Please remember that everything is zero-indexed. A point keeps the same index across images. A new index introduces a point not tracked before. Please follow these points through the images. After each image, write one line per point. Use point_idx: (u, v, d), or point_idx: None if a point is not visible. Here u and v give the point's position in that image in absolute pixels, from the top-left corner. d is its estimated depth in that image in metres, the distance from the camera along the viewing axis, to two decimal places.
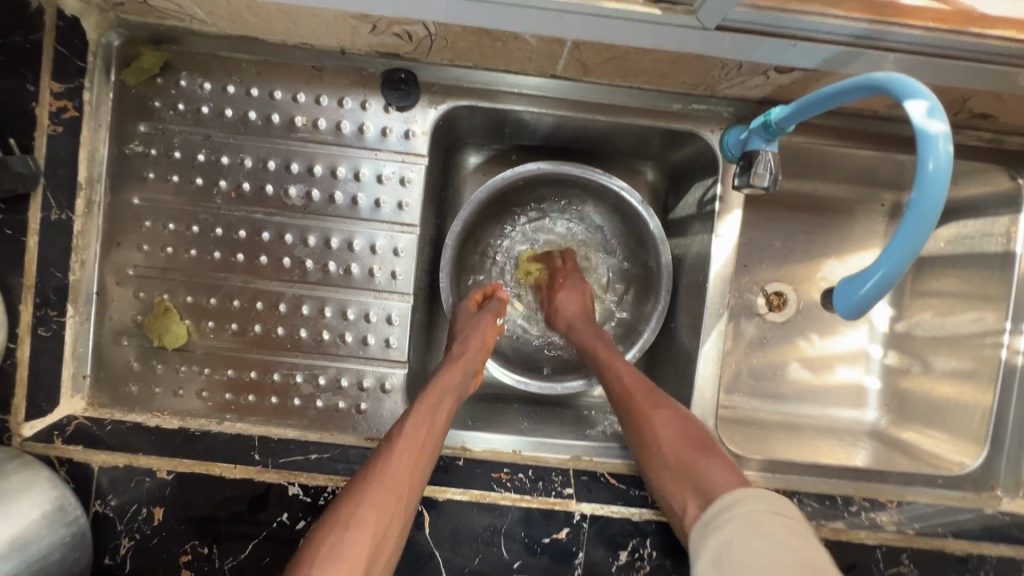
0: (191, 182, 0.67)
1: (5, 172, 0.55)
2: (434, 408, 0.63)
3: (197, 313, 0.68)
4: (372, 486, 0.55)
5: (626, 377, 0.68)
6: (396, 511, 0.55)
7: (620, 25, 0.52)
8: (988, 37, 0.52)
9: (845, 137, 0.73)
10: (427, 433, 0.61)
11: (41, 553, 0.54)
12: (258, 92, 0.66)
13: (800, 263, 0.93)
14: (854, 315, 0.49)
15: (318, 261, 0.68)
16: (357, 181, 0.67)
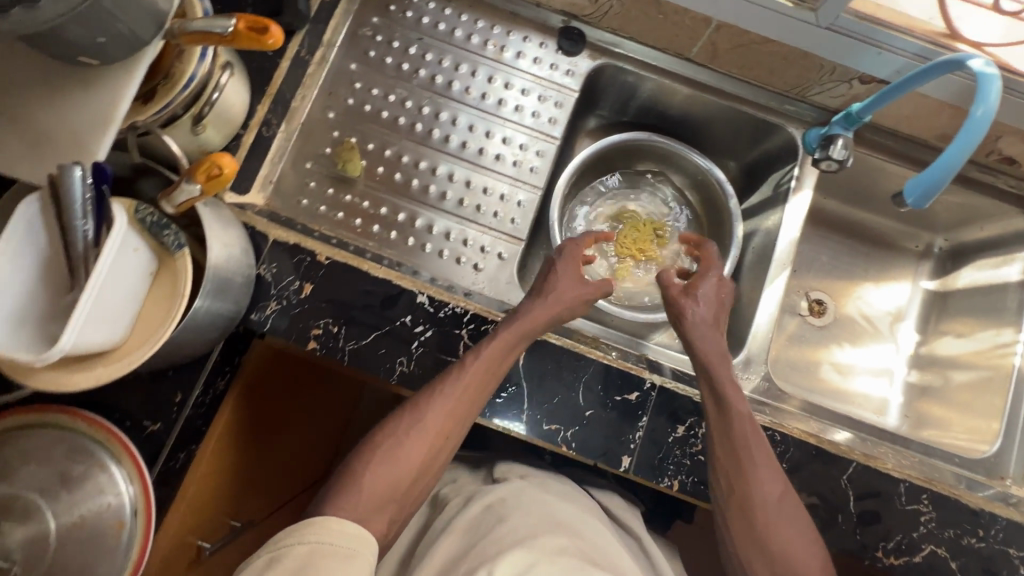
0: (399, 66, 0.86)
1: (294, 8, 0.76)
2: (489, 363, 0.69)
3: (372, 159, 0.84)
4: (426, 410, 0.67)
5: (733, 382, 0.71)
6: (443, 432, 0.68)
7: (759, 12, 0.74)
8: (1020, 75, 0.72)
9: (898, 162, 0.92)
10: (474, 384, 0.68)
11: (233, 268, 0.66)
12: (467, 18, 0.88)
13: (840, 279, 1.08)
14: (923, 202, 0.67)
15: (476, 146, 0.86)
16: (522, 96, 0.87)
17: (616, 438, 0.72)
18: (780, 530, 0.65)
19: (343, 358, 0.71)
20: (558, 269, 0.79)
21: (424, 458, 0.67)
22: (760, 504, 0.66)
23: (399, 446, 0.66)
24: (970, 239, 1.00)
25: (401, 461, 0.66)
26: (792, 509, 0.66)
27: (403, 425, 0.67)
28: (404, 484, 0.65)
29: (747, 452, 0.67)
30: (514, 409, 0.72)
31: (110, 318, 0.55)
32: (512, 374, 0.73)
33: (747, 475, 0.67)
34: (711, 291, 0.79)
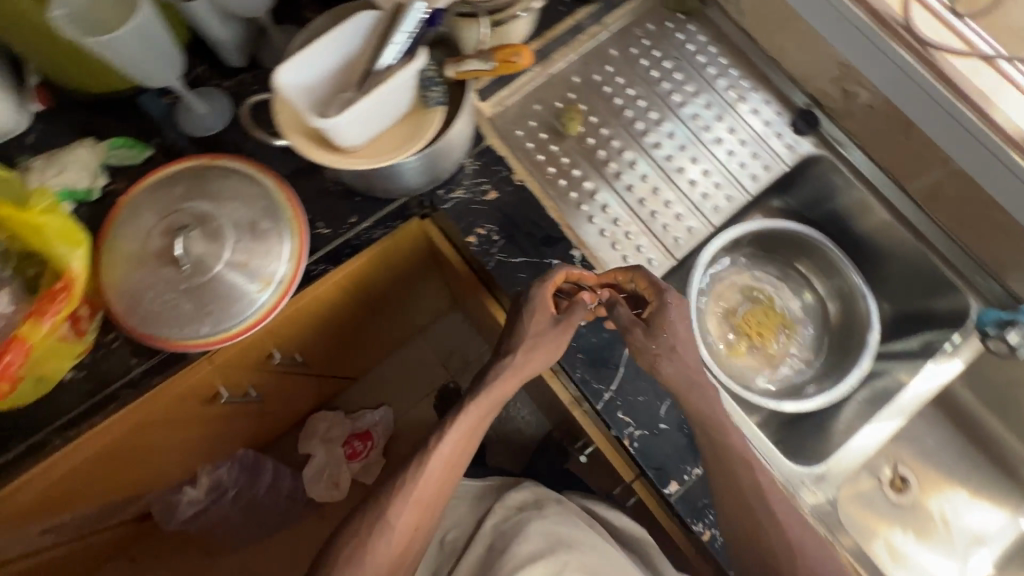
0: (649, 70, 0.95)
1: None
2: (456, 443, 0.75)
3: (588, 129, 0.92)
4: (410, 493, 0.72)
5: (698, 393, 0.69)
6: (427, 506, 0.74)
7: (999, 168, 0.73)
8: None
9: None
10: (447, 461, 0.74)
11: (457, 145, 0.76)
12: (725, 62, 0.96)
13: (933, 468, 1.02)
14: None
15: (678, 163, 0.92)
16: (738, 145, 0.93)
17: (674, 461, 0.73)
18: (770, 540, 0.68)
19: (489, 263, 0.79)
20: (536, 340, 0.72)
21: (406, 540, 0.73)
22: (749, 510, 0.68)
23: (380, 528, 0.71)
24: None
25: (390, 543, 0.71)
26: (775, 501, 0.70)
27: (389, 509, 0.72)
28: (395, 558, 0.72)
29: (728, 460, 0.69)
30: (602, 385, 0.75)
31: (367, 124, 0.66)
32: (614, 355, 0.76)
33: (733, 483, 0.68)
34: (666, 334, 0.68)
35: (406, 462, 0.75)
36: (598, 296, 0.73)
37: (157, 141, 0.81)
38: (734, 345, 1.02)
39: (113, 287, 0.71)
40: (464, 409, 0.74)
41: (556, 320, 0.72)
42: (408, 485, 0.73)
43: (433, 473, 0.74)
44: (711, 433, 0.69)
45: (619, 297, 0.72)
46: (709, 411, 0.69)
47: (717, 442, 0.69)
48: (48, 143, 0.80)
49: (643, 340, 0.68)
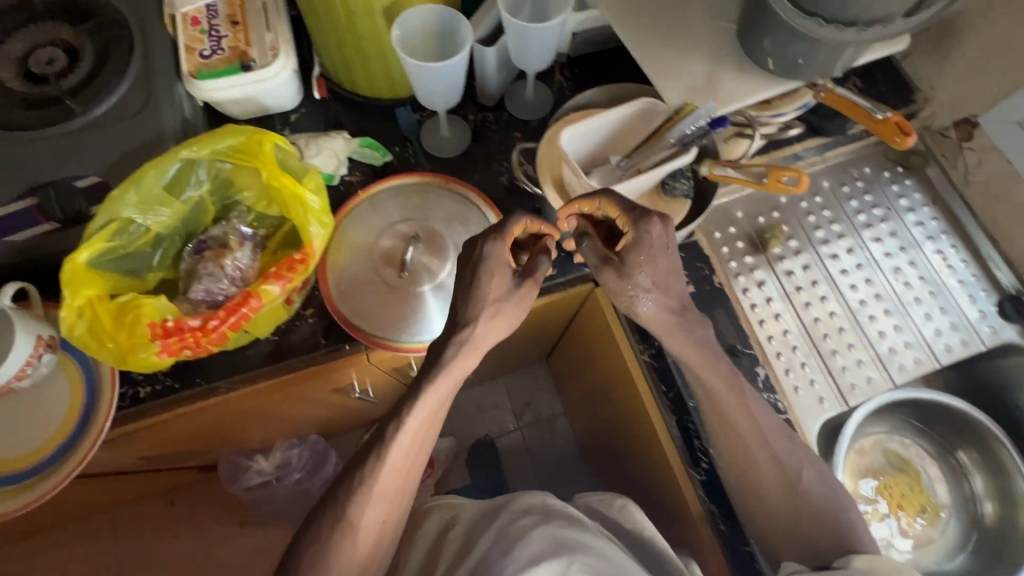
0: (858, 210, 0.94)
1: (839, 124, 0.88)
2: (424, 421, 0.67)
3: (785, 249, 0.91)
4: (371, 488, 0.65)
5: (681, 329, 0.70)
6: (394, 499, 0.67)
7: None
8: None
9: None
10: (411, 440, 0.66)
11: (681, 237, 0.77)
12: (937, 224, 0.94)
13: None
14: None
15: (870, 311, 0.90)
16: (936, 310, 0.90)
17: None
18: (780, 504, 0.73)
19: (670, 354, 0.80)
20: (499, 302, 0.66)
21: (374, 533, 0.66)
22: (758, 498, 0.74)
23: (352, 521, 0.65)
24: None
25: (359, 543, 0.65)
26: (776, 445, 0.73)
27: (350, 506, 0.65)
28: (365, 561, 0.65)
29: (739, 446, 0.74)
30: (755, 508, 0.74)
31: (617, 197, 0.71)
32: None
33: (741, 467, 0.75)
34: (640, 242, 0.63)
35: (362, 453, 0.68)
36: (580, 229, 0.70)
37: (397, 150, 0.87)
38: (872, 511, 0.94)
39: (335, 270, 0.77)
40: (426, 388, 0.66)
41: (516, 278, 0.67)
42: (371, 481, 0.65)
43: (392, 470, 0.66)
44: (732, 437, 0.74)
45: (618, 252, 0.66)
46: (684, 328, 0.70)
47: (732, 440, 0.74)
48: (304, 126, 0.88)
49: (640, 271, 0.65)
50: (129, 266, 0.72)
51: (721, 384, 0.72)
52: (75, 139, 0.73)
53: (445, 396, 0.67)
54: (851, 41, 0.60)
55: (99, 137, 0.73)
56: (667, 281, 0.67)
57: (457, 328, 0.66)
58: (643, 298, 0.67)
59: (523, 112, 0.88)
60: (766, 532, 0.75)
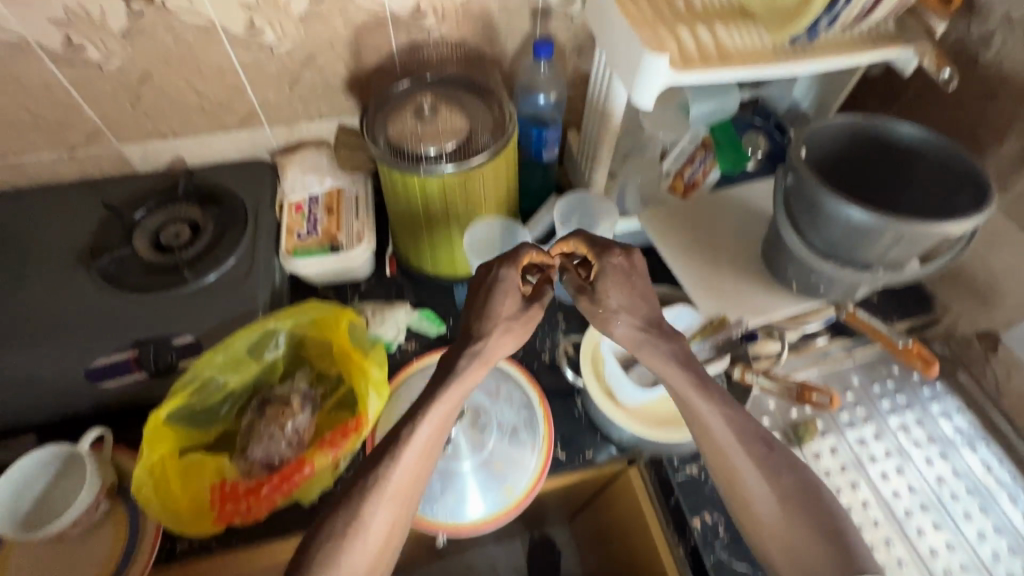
0: (891, 410, 0.95)
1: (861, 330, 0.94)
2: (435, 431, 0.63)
3: (821, 448, 0.91)
4: (379, 495, 0.60)
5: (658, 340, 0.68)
6: (400, 512, 0.61)
7: None
8: None
9: None
10: (420, 450, 0.62)
11: None
12: (975, 432, 0.94)
13: None
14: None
15: (916, 523, 0.86)
16: (989, 528, 0.86)
17: None
18: (786, 533, 0.61)
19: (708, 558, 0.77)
20: (508, 323, 0.67)
21: (383, 541, 0.60)
22: (762, 529, 0.63)
23: (355, 530, 0.58)
24: None
25: (367, 546, 0.58)
26: (772, 462, 0.63)
27: (360, 515, 0.59)
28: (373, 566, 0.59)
29: (733, 466, 0.63)
30: None
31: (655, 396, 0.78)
32: None
33: (735, 490, 0.64)
34: (627, 282, 0.69)
35: (368, 461, 0.62)
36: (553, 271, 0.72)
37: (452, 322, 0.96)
38: None
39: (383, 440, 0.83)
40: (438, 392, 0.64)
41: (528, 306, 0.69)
42: (373, 486, 0.60)
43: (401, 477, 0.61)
44: (721, 456, 0.64)
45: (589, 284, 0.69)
46: (657, 336, 0.68)
47: (722, 457, 0.64)
48: (372, 294, 0.99)
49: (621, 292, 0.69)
50: (199, 420, 0.78)
51: (697, 388, 0.64)
52: (185, 302, 0.85)
53: (449, 411, 0.64)
54: (864, 281, 0.69)
55: (203, 302, 0.85)
56: (647, 298, 0.69)
57: (473, 337, 0.67)
58: (616, 310, 0.68)
59: (567, 296, 0.99)
60: (778, 563, 0.62)
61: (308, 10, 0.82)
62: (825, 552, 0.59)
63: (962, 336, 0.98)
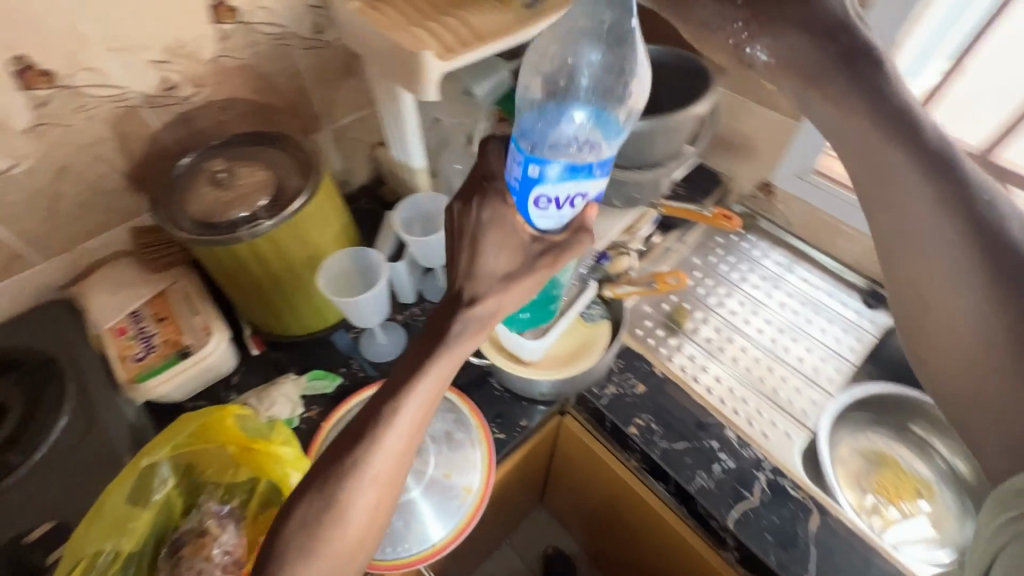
0: (730, 270, 1.15)
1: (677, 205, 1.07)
2: (424, 415, 0.57)
3: (695, 322, 1.07)
4: (352, 488, 0.53)
5: (938, 175, 0.57)
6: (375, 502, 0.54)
7: None
8: None
9: None
10: (414, 427, 0.56)
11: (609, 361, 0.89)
12: (788, 257, 1.17)
13: None
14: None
15: (781, 344, 1.06)
16: (824, 321, 1.09)
17: None
18: (959, 362, 0.58)
19: (654, 452, 0.85)
20: (508, 276, 0.59)
21: (375, 520, 0.54)
22: (927, 341, 0.61)
23: (312, 544, 0.52)
24: None
25: (343, 533, 0.53)
26: (1009, 276, 0.54)
27: (331, 507, 0.53)
28: (353, 555, 0.54)
29: (928, 287, 0.59)
30: (800, 568, 0.74)
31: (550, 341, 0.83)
32: (801, 535, 0.77)
33: (914, 284, 0.60)
34: (792, 61, 0.64)
35: (335, 455, 0.55)
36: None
37: (344, 369, 0.93)
38: (861, 500, 1.01)
39: None
40: (430, 361, 0.56)
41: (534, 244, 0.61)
42: (358, 467, 0.54)
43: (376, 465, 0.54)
44: (896, 245, 0.61)
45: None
46: (838, 71, 0.61)
47: (890, 199, 0.60)
48: (248, 383, 0.92)
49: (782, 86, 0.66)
50: None
51: (962, 212, 0.56)
52: (24, 490, 0.71)
53: (427, 393, 0.56)
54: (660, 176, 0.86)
55: (49, 478, 0.72)
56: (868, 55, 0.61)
57: (454, 303, 0.59)
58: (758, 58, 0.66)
59: (442, 296, 1.00)
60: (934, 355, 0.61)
61: (35, 119, 0.72)
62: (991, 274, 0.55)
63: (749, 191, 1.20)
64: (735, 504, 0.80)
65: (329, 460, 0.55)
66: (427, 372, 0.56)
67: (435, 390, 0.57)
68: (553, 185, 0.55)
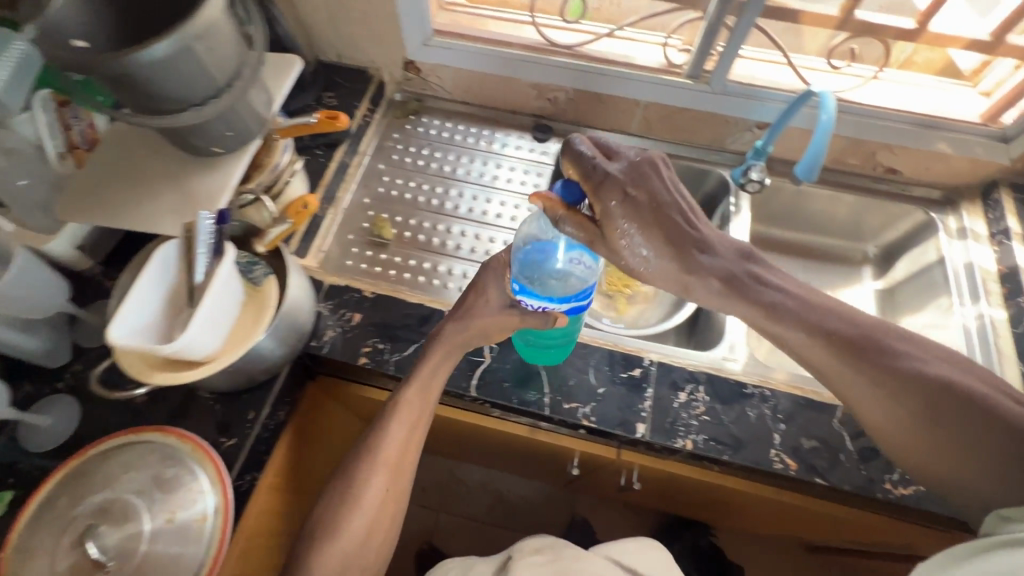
0: (415, 163, 1.15)
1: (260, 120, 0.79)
2: (412, 418, 0.78)
3: (399, 227, 1.07)
4: (376, 469, 0.76)
5: (778, 314, 0.70)
6: (390, 485, 0.77)
7: (655, 87, 1.05)
8: (865, 104, 1.04)
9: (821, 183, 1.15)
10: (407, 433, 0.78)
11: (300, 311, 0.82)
12: (462, 127, 1.20)
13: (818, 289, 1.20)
14: (815, 180, 0.89)
15: (480, 209, 1.10)
16: (510, 170, 1.14)
17: (629, 408, 0.82)
18: (919, 451, 0.68)
19: (389, 368, 0.84)
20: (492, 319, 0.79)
21: (383, 500, 0.76)
22: (880, 432, 0.71)
23: (353, 514, 0.73)
24: (893, 239, 1.18)
25: (365, 507, 0.74)
26: (893, 387, 0.67)
27: (361, 487, 0.75)
28: (371, 525, 0.75)
29: (862, 404, 0.70)
30: (537, 393, 0.83)
31: (212, 329, 0.71)
32: (531, 366, 0.85)
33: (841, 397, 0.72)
34: (678, 270, 0.70)
35: (362, 451, 0.77)
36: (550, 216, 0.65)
37: (13, 479, 0.75)
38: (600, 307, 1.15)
39: None
40: (427, 359, 0.79)
41: (507, 306, 0.80)
42: (372, 454, 0.77)
43: (392, 447, 0.77)
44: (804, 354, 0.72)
45: (592, 189, 0.64)
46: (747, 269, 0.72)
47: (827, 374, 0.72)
48: None
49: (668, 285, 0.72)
50: None
51: (854, 365, 0.69)
52: None
53: (422, 385, 0.79)
54: (224, 104, 0.71)
55: None
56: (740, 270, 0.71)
57: (454, 320, 0.80)
58: (644, 259, 0.69)
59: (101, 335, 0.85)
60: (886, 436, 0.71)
61: None
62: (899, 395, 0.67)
63: (400, 77, 1.18)
64: (472, 371, 0.85)
65: (359, 450, 0.78)
66: (421, 365, 0.80)
67: (437, 388, 0.81)
68: (530, 299, 0.75)
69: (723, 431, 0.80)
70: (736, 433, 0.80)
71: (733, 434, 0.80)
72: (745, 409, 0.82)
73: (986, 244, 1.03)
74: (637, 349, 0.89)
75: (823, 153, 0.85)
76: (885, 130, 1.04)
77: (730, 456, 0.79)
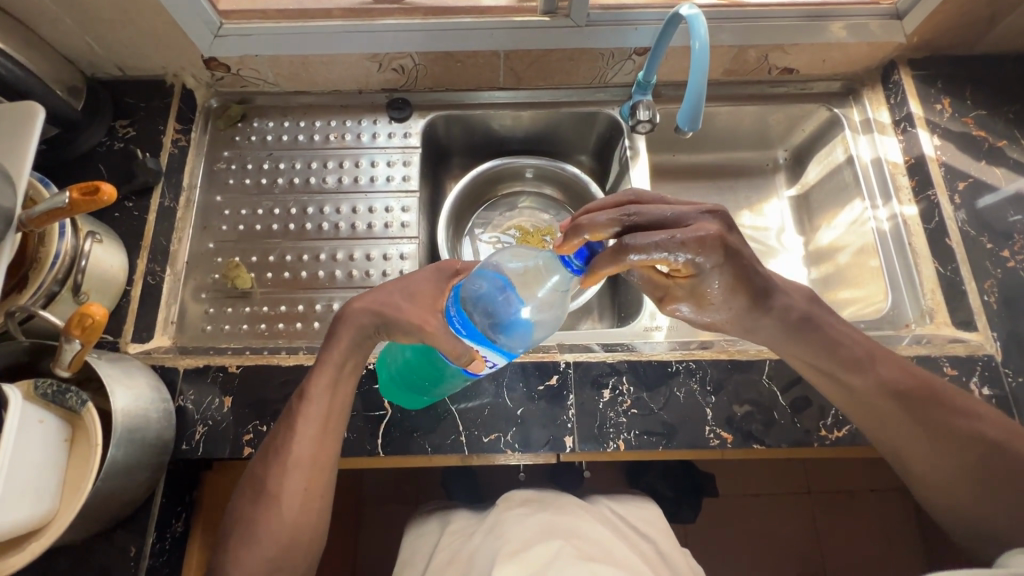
0: (258, 182, 0.95)
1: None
2: (322, 400, 0.66)
3: (258, 269, 0.91)
4: (279, 467, 0.64)
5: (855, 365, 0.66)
6: (311, 477, 0.64)
7: (513, 33, 0.89)
8: (746, 6, 0.92)
9: (717, 99, 1.03)
10: (323, 415, 0.66)
11: (147, 423, 0.68)
12: (303, 123, 0.99)
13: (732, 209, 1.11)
14: (698, 128, 0.79)
15: (349, 223, 0.94)
16: (373, 168, 0.97)
17: (554, 424, 0.75)
18: (951, 488, 0.64)
19: None
20: None
21: (305, 498, 0.64)
22: (911, 475, 0.67)
23: (261, 520, 0.62)
24: (802, 141, 1.08)
25: (285, 506, 0.63)
26: (944, 437, 0.63)
27: (271, 489, 0.63)
28: (296, 523, 0.63)
29: (909, 451, 0.66)
30: (450, 434, 0.75)
31: (31, 495, 0.57)
32: (439, 403, 0.76)
33: (887, 439, 0.67)
34: (750, 324, 0.67)
35: (272, 445, 0.66)
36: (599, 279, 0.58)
37: None
38: None
39: None
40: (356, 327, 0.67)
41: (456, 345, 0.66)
42: (281, 451, 0.65)
43: (303, 433, 0.65)
44: (865, 406, 0.67)
45: (687, 245, 0.54)
46: (810, 334, 0.66)
47: (877, 418, 0.66)
48: None
49: (749, 334, 0.69)
50: None
51: (915, 415, 0.64)
52: None
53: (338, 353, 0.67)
54: None
55: None
56: (818, 315, 0.67)
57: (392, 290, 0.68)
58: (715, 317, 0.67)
59: None
60: (916, 480, 0.67)
61: None
62: (943, 436, 0.63)
63: (206, 77, 0.95)
64: (372, 424, 0.75)
65: (269, 444, 0.66)
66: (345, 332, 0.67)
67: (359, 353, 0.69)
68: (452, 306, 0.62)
69: (653, 418, 0.75)
70: (668, 419, 0.75)
71: (664, 421, 0.75)
72: (672, 390, 0.77)
73: (891, 134, 0.96)
74: (550, 352, 0.80)
75: (701, 100, 0.75)
76: (770, 30, 0.93)
77: (666, 445, 0.74)
